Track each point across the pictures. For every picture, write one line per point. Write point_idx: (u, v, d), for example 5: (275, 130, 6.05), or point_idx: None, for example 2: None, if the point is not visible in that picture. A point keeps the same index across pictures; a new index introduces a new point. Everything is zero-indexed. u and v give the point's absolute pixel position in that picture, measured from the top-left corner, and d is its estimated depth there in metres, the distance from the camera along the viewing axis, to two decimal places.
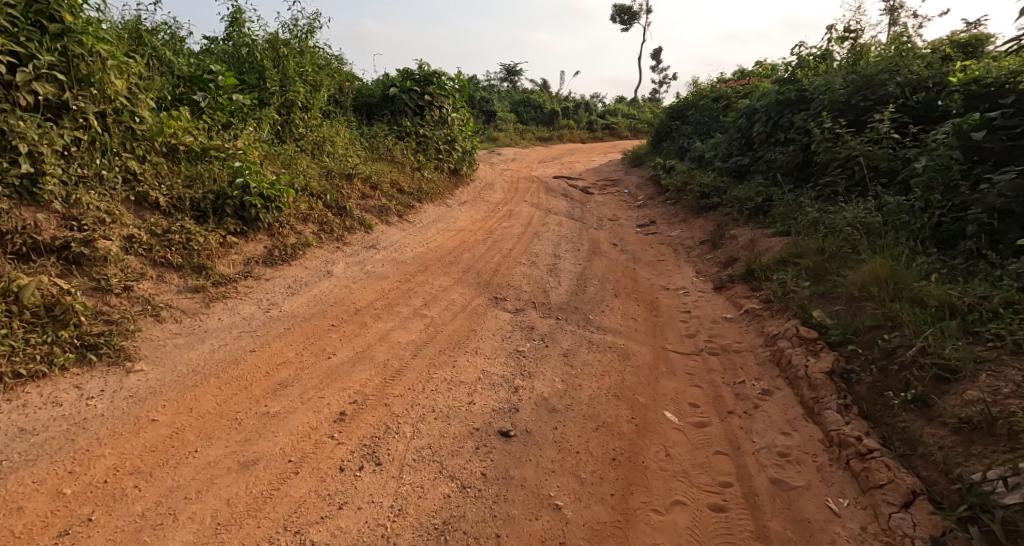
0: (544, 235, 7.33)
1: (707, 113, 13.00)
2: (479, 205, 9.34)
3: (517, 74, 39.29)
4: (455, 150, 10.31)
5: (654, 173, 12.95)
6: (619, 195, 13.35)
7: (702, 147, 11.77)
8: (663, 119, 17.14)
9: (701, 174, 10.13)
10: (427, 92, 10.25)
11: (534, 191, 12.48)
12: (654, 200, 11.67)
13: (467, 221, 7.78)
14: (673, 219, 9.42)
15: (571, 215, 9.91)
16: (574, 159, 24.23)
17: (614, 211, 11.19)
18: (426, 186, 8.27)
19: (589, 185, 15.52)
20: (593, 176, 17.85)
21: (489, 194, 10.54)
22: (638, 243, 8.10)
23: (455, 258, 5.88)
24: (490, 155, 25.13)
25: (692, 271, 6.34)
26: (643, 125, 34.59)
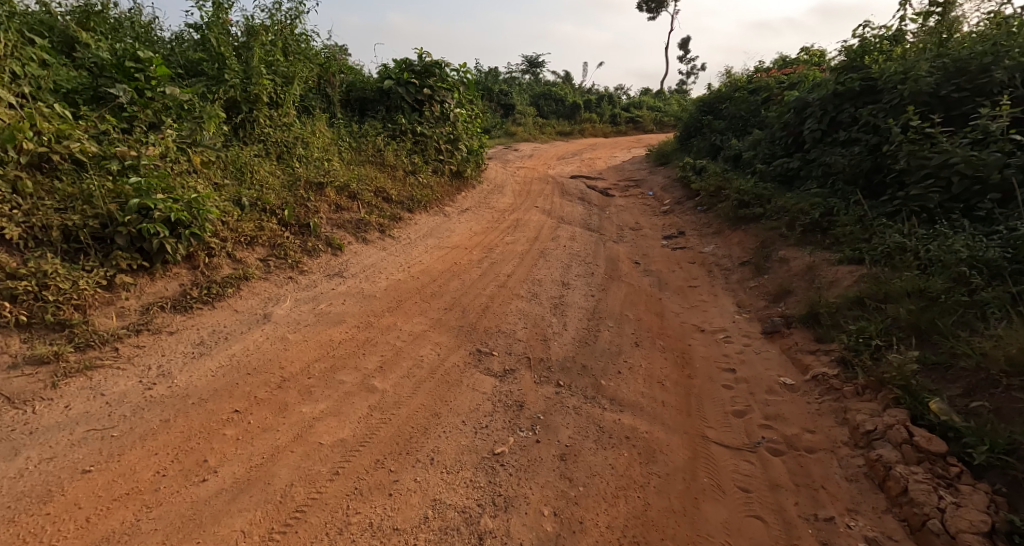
0: (551, 253, 6.28)
1: (744, 106, 11.75)
2: (480, 214, 8.30)
3: (539, 65, 37.98)
4: (456, 151, 9.25)
5: (682, 174, 11.77)
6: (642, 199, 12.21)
7: (738, 145, 10.56)
8: (692, 112, 15.84)
9: (737, 178, 8.97)
10: (427, 85, 9.17)
11: (547, 194, 11.38)
12: (682, 205, 10.53)
13: (463, 236, 6.76)
14: (704, 231, 8.29)
15: (587, 224, 8.81)
16: (596, 155, 22.99)
17: (636, 218, 10.09)
18: (416, 195, 7.24)
19: (609, 185, 14.34)
20: (614, 174, 16.63)
21: (496, 200, 9.50)
22: (663, 262, 7.01)
23: (439, 287, 4.87)
24: (506, 151, 23.97)
25: (731, 305, 5.27)
26: (669, 118, 33.12)
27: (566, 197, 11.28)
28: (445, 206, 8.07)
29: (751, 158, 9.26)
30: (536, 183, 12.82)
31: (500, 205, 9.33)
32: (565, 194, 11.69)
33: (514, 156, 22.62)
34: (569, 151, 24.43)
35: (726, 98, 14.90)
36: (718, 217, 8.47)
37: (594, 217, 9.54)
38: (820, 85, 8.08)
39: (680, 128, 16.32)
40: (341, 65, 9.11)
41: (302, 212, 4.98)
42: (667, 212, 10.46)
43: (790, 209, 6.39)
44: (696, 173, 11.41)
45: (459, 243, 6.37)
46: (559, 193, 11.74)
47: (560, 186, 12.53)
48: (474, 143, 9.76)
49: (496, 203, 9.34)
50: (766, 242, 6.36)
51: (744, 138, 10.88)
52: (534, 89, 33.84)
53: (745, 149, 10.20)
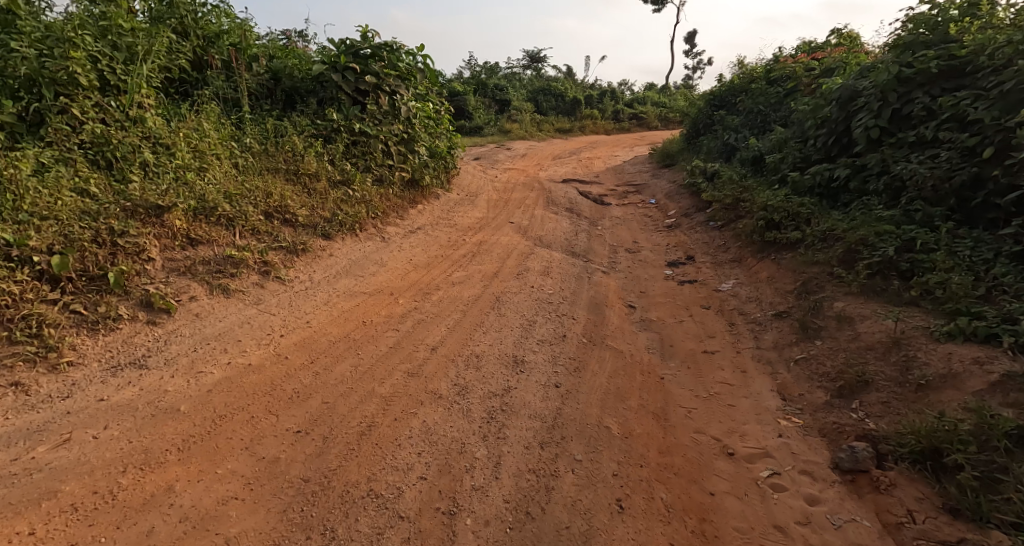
0: (509, 302, 4.57)
1: (764, 100, 9.97)
2: (430, 238, 6.56)
3: (539, 59, 36.20)
4: (401, 156, 7.59)
5: (690, 181, 10.00)
6: (642, 210, 10.47)
7: (759, 146, 8.79)
8: (701, 107, 14.03)
9: (761, 189, 7.22)
10: (371, 72, 7.46)
11: (529, 205, 9.63)
12: (691, 219, 8.78)
13: (394, 272, 5.11)
14: (720, 260, 6.53)
15: (571, 249, 7.09)
16: (594, 154, 21.18)
17: (633, 236, 8.35)
18: (338, 214, 5.50)
19: (605, 191, 12.57)
20: (611, 177, 14.86)
21: (459, 218, 7.87)
22: (667, 308, 5.29)
23: (312, 380, 3.08)
24: (498, 151, 22.28)
25: (771, 394, 3.54)
26: (675, 114, 31.21)
27: (552, 209, 9.53)
28: (385, 226, 6.35)
29: (777, 163, 7.49)
30: (519, 189, 11.13)
31: (461, 224, 7.59)
32: (551, 204, 9.94)
33: (504, 156, 20.85)
34: (566, 150, 22.62)
35: (740, 91, 13.09)
36: (738, 241, 6.72)
37: (581, 237, 7.81)
38: (870, 73, 6.33)
39: (686, 126, 14.50)
40: (267, 46, 7.39)
41: (98, 255, 3.13)
42: (672, 228, 8.71)
43: (845, 240, 4.68)
44: (708, 179, 9.65)
45: (384, 286, 4.71)
46: (543, 202, 10.00)
47: (547, 194, 10.77)
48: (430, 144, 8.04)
49: (456, 222, 7.61)
50: (812, 287, 4.63)
51: (766, 138, 9.12)
52: (531, 85, 32.04)
53: (768, 151, 8.44)
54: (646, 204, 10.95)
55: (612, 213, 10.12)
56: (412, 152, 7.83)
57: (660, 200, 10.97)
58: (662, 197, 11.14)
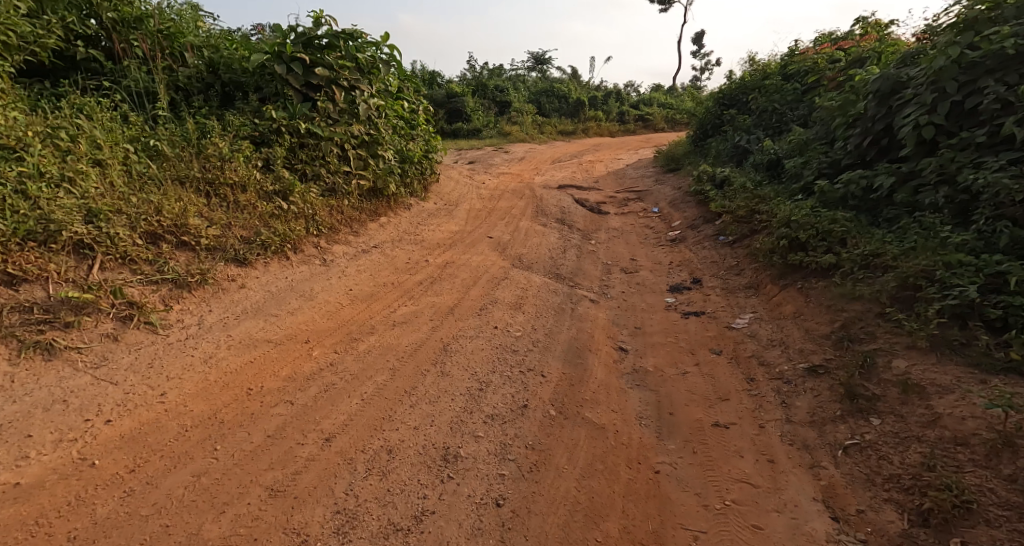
0: (459, 351, 3.56)
1: (779, 97, 8.90)
2: (382, 258, 5.57)
3: (543, 61, 35.23)
4: (355, 160, 6.65)
5: (695, 187, 8.92)
6: (643, 220, 9.40)
7: (775, 149, 7.72)
8: (710, 107, 12.92)
9: (780, 201, 6.14)
10: (321, 63, 6.47)
11: (514, 216, 8.59)
12: (698, 233, 7.70)
13: (324, 306, 4.12)
14: (732, 285, 5.45)
15: (556, 271, 6.02)
16: (596, 157, 20.10)
17: (630, 254, 7.30)
18: (261, 233, 4.51)
19: (603, 198, 11.50)
20: (612, 183, 13.81)
21: (427, 233, 6.91)
22: (667, 354, 4.23)
23: (116, 506, 2.06)
24: (496, 154, 21.31)
25: (815, 507, 2.49)
26: (683, 115, 30.02)
27: (541, 220, 8.48)
28: (331, 246, 5.38)
29: (798, 169, 6.41)
30: (507, 197, 10.12)
31: (427, 240, 6.59)
32: (540, 214, 8.89)
33: (501, 160, 19.87)
34: (567, 153, 21.56)
35: (751, 89, 11.99)
36: (753, 262, 5.65)
37: (570, 256, 6.76)
38: (914, 61, 5.26)
39: (693, 127, 13.39)
40: (201, 33, 6.36)
41: None
42: (675, 243, 7.65)
43: (899, 272, 3.62)
44: (716, 186, 8.57)
45: (304, 327, 3.72)
46: (531, 212, 8.96)
47: (537, 203, 9.72)
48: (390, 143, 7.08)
49: (420, 238, 6.61)
50: (857, 333, 3.57)
51: (783, 140, 8.03)
52: (533, 86, 31.03)
53: (786, 155, 7.38)
54: (647, 213, 9.89)
55: (609, 224, 9.05)
56: (369, 154, 6.89)
57: (664, 209, 9.90)
58: (666, 206, 10.07)
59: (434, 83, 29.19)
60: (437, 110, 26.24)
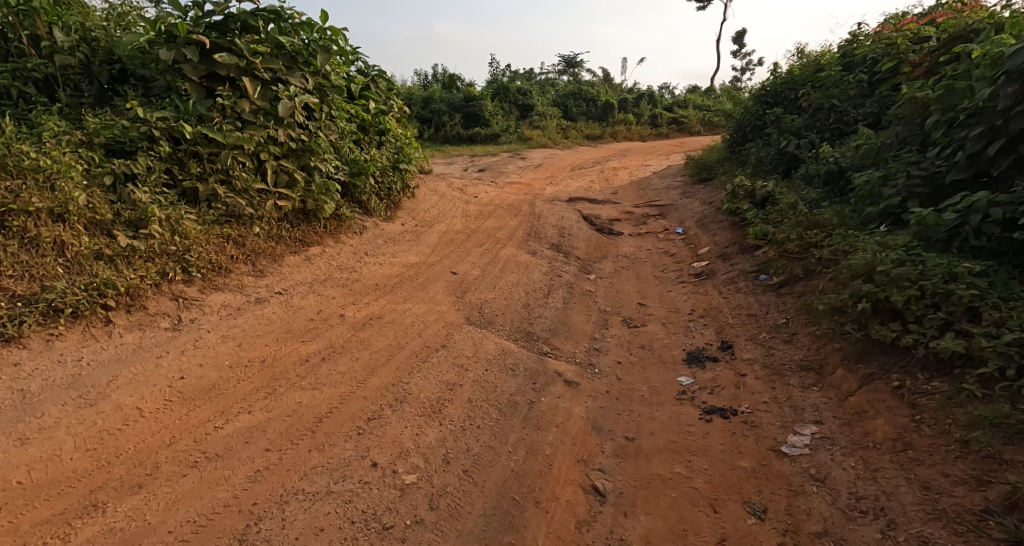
0: (275, 535, 2.00)
1: (838, 93, 7.27)
2: (277, 313, 4.05)
3: (576, 63, 33.58)
4: (274, 174, 5.19)
5: (728, 206, 7.12)
6: (661, 247, 7.66)
7: (836, 156, 6.03)
8: (751, 106, 10.99)
9: (851, 236, 4.37)
10: (228, 49, 5.05)
11: (499, 241, 6.97)
12: (731, 269, 5.95)
13: (113, 412, 2.59)
14: (781, 361, 3.71)
15: (528, 332, 4.38)
16: (621, 164, 18.26)
17: (639, 298, 5.60)
18: (50, 295, 3.11)
19: (618, 215, 9.77)
20: (634, 195, 12.07)
21: (372, 269, 5.39)
22: (671, 508, 2.52)
23: None
24: (513, 162, 19.75)
25: None
26: (720, 117, 27.78)
27: (531, 246, 6.84)
28: (206, 298, 3.92)
29: (876, 188, 4.63)
30: (501, 215, 8.55)
31: (364, 280, 5.07)
32: (533, 237, 7.24)
33: (516, 167, 18.31)
34: (589, 159, 19.79)
35: (801, 83, 10.04)
36: (812, 327, 3.89)
37: (556, 302, 5.11)
38: None
39: (731, 128, 11.54)
40: (79, 11, 5.05)
41: None
42: (699, 283, 5.91)
43: None
44: (755, 203, 6.78)
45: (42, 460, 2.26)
46: (522, 235, 7.32)
47: (533, 222, 8.06)
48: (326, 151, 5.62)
49: (354, 277, 5.09)
50: None
51: (846, 146, 6.22)
52: (558, 89, 29.35)
53: (853, 166, 5.73)
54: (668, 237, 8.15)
55: (619, 252, 7.35)
56: (296, 166, 5.43)
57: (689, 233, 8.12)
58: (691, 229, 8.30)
59: (453, 86, 27.85)
60: (454, 114, 24.84)
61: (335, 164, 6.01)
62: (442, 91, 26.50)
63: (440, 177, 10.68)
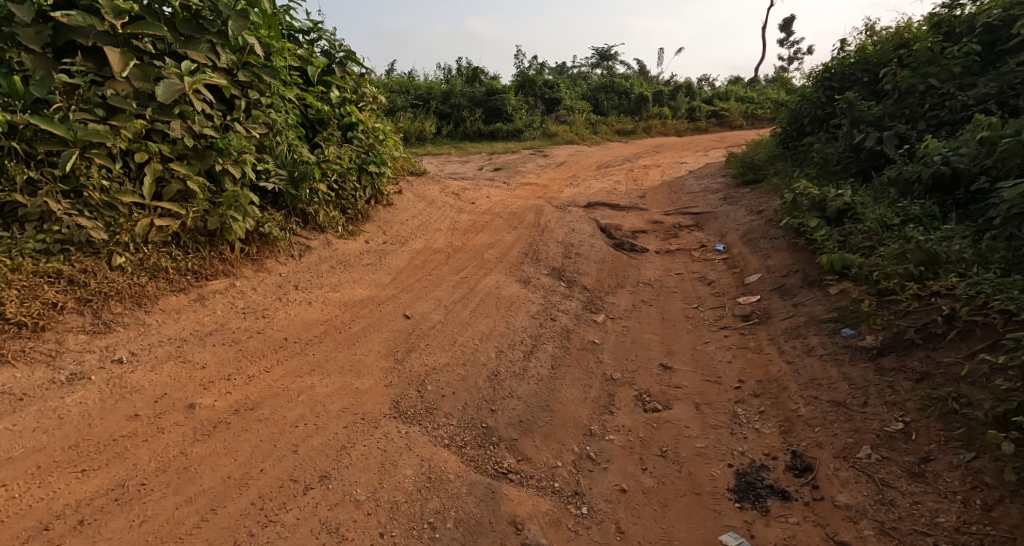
0: None
1: (938, 70, 6.13)
2: (85, 405, 2.56)
3: (611, 56, 31.69)
4: (154, 183, 3.76)
5: (787, 222, 5.47)
6: (693, 277, 6.07)
7: (945, 151, 4.62)
8: (810, 94, 9.18)
9: (1012, 288, 2.85)
10: (90, 9, 3.65)
11: (486, 268, 5.52)
12: (791, 318, 4.35)
13: None
14: (918, 531, 2.18)
15: (488, 429, 2.90)
16: (654, 162, 16.47)
17: (661, 358, 4.05)
18: None
19: (644, 227, 8.20)
20: (666, 198, 10.42)
21: (299, 312, 3.98)
22: None
23: None
24: (534, 159, 18.18)
25: None
26: (766, 110, 25.46)
27: (526, 277, 5.34)
28: None
29: None
30: (502, 229, 7.13)
31: (274, 329, 3.64)
32: (531, 263, 5.75)
33: (537, 166, 16.75)
34: (618, 156, 18.06)
35: (875, 63, 8.34)
36: (968, 459, 2.37)
37: (542, 368, 3.62)
38: None
39: (784, 120, 9.82)
40: None
41: None
42: (747, 336, 4.33)
43: None
44: (827, 220, 5.13)
45: None
46: (517, 260, 5.84)
47: (534, 242, 6.56)
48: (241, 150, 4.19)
49: (262, 324, 3.67)
50: None
51: (964, 138, 4.73)
52: (588, 82, 27.59)
53: (973, 164, 4.35)
54: (703, 262, 6.54)
55: (639, 284, 5.79)
56: (196, 170, 4.00)
57: (730, 258, 6.49)
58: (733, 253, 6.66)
59: (476, 79, 26.43)
60: (475, 110, 23.44)
61: (261, 167, 4.58)
62: (464, 86, 25.11)
63: (437, 181, 9.26)
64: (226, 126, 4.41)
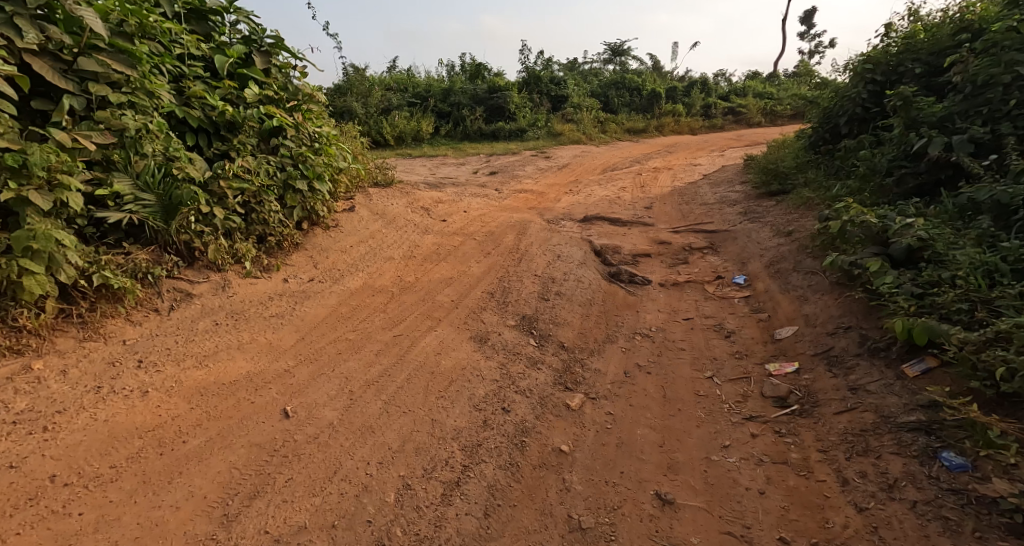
0: None
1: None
2: None
3: (622, 52, 30.22)
4: None
5: (831, 259, 4.10)
6: (706, 326, 4.76)
7: None
8: (849, 90, 7.79)
9: None
10: None
11: (436, 319, 4.26)
12: (848, 414, 3.03)
13: None
14: None
15: None
16: (666, 164, 15.07)
17: (656, 483, 2.75)
18: None
19: (646, 250, 6.91)
20: (675, 209, 9.10)
21: (122, 406, 2.65)
22: None
23: None
24: (535, 161, 16.84)
25: None
26: (786, 107, 23.85)
27: (485, 336, 4.07)
28: None
29: None
30: (473, 256, 5.91)
31: (56, 442, 2.39)
32: (496, 313, 4.48)
33: (536, 169, 15.41)
34: (627, 157, 16.67)
35: (928, 50, 7.06)
36: None
37: (468, 519, 2.33)
38: None
39: (815, 121, 8.51)
40: None
41: None
42: (784, 440, 3.01)
43: None
44: (890, 259, 3.83)
45: None
46: (479, 307, 4.57)
47: (507, 278, 5.28)
48: (49, 166, 2.96)
49: (44, 432, 2.43)
50: None
51: None
52: (600, 78, 26.11)
53: None
54: (718, 304, 5.23)
55: (635, 339, 4.49)
56: None
57: (752, 301, 5.17)
58: (757, 292, 5.33)
59: (479, 76, 25.09)
60: (476, 108, 22.15)
61: (103, 192, 3.29)
62: (466, 83, 23.82)
63: (408, 193, 8.00)
64: (41, 134, 3.17)
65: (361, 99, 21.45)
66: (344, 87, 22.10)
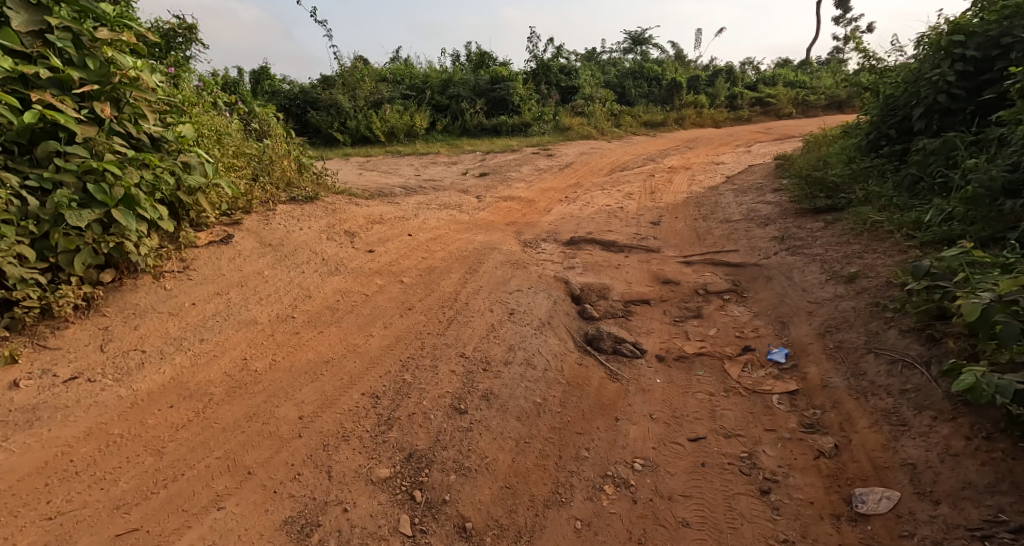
0: None
1: None
2: None
3: (641, 41, 27.99)
4: None
5: (980, 379, 2.15)
6: (726, 465, 2.83)
7: None
8: (927, 72, 5.73)
9: None
10: None
11: (240, 475, 2.36)
12: None
13: None
14: None
15: None
16: (683, 163, 13.01)
17: None
18: None
19: (643, 293, 4.99)
20: (689, 226, 7.14)
21: None
22: None
23: None
24: (534, 159, 14.94)
25: None
26: (820, 97, 21.43)
27: (312, 519, 2.20)
28: None
29: None
30: (384, 312, 4.08)
31: None
32: (360, 451, 2.60)
33: (533, 170, 13.47)
34: (640, 156, 14.59)
35: None
36: None
37: None
38: None
39: (875, 113, 6.45)
40: None
41: None
42: None
43: None
44: None
45: None
46: (339, 434, 2.69)
47: (414, 364, 3.38)
48: None
49: None
50: None
51: None
52: (617, 69, 23.93)
53: None
54: (746, 410, 3.29)
55: (598, 500, 2.59)
56: None
57: (803, 409, 3.23)
58: (808, 388, 3.38)
59: (483, 65, 23.02)
60: (476, 100, 20.25)
61: None
62: (467, 74, 21.92)
63: (336, 210, 6.12)
64: None
65: (349, 91, 19.64)
66: (333, 78, 20.25)
